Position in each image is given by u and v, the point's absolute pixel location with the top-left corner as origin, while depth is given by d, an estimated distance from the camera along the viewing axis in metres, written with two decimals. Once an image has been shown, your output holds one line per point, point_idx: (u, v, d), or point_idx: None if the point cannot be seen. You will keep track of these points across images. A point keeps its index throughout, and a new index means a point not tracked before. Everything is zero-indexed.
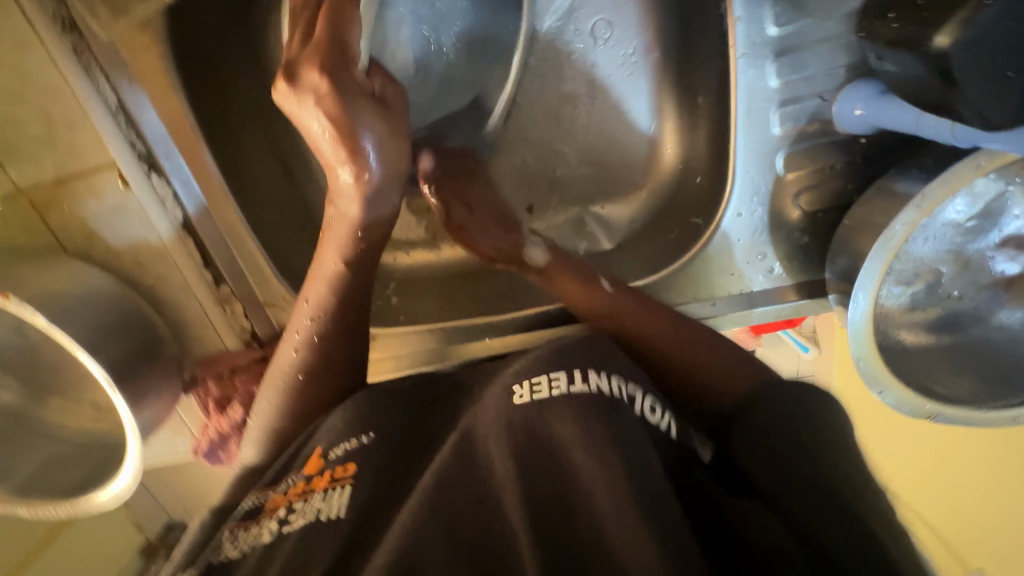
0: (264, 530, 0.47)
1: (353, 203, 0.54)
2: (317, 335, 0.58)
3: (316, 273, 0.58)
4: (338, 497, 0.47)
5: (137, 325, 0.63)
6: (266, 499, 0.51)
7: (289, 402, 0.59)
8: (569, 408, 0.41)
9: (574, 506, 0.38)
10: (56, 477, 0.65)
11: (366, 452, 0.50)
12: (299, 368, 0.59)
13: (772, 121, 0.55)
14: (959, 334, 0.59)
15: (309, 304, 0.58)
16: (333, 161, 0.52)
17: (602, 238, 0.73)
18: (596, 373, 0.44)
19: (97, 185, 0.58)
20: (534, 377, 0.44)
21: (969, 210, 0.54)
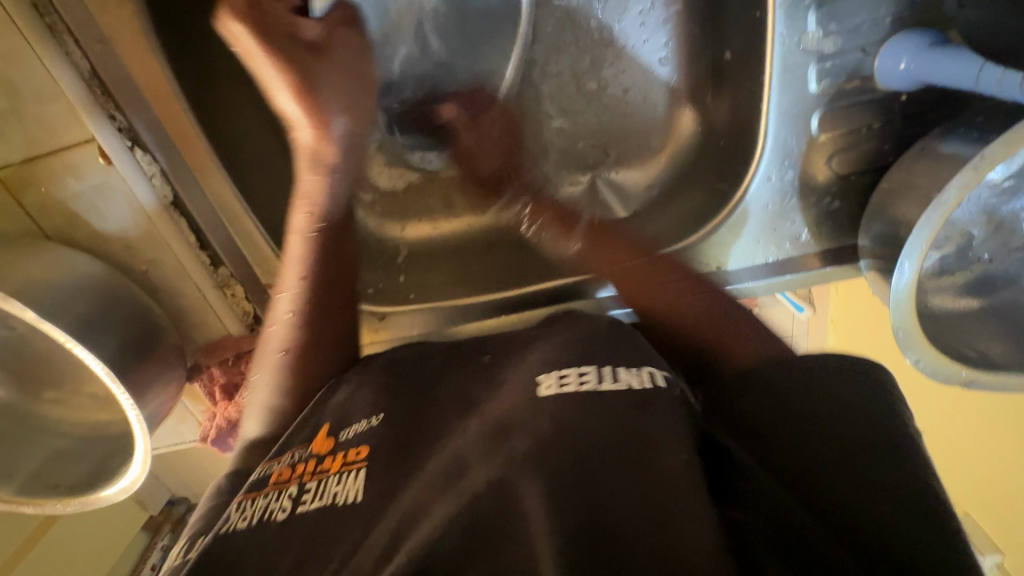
0: (275, 506, 0.42)
1: (316, 175, 0.55)
2: (294, 311, 0.55)
3: (289, 252, 0.55)
4: (353, 481, 0.42)
5: (132, 314, 0.59)
6: (271, 470, 0.46)
7: (278, 382, 0.54)
8: (592, 402, 0.40)
9: (601, 505, 0.34)
10: (57, 473, 0.63)
11: (379, 435, 0.45)
12: (282, 345, 0.55)
13: (809, 77, 0.52)
14: (992, 297, 0.58)
15: (284, 281, 0.55)
16: (294, 119, 0.53)
17: (616, 207, 0.71)
18: (625, 370, 0.43)
19: (78, 163, 0.54)
20: (563, 370, 0.43)
21: (1007, 169, 0.52)
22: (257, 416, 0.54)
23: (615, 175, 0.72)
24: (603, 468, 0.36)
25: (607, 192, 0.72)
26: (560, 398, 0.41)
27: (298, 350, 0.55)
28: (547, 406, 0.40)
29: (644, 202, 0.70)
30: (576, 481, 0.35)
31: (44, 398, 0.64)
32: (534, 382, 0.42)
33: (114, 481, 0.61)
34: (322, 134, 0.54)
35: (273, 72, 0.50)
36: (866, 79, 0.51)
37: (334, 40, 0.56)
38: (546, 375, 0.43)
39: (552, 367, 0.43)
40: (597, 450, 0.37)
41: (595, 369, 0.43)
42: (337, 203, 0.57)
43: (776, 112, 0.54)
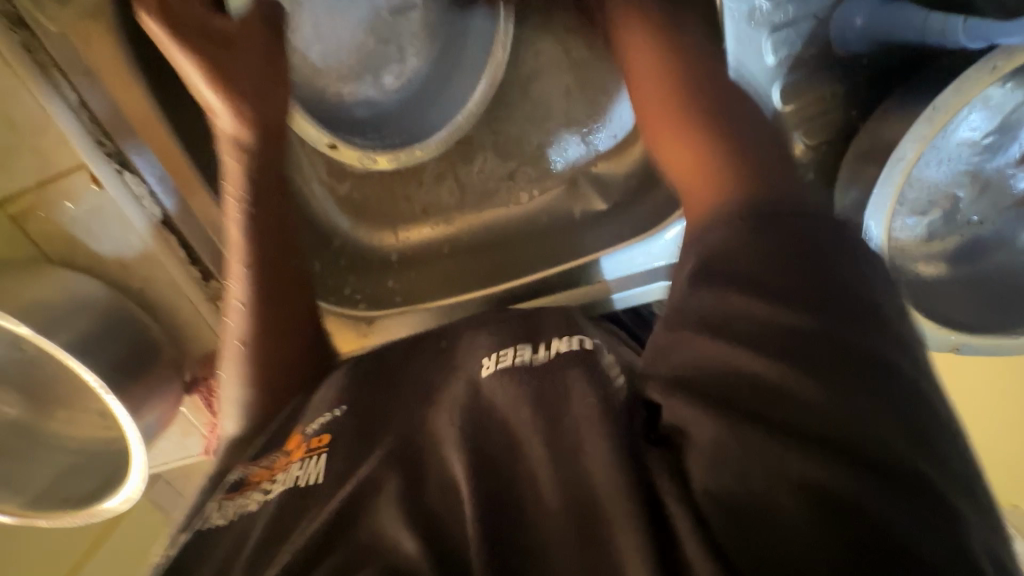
0: (249, 500, 0.44)
1: (236, 160, 0.54)
2: (245, 300, 0.56)
3: (229, 241, 0.55)
4: (315, 464, 0.44)
5: (129, 329, 0.62)
6: (250, 472, 0.48)
7: (239, 374, 0.56)
8: (519, 371, 0.42)
9: (516, 473, 0.38)
10: (69, 487, 0.67)
11: (342, 423, 0.47)
12: (239, 336, 0.56)
13: (766, 49, 0.51)
14: (983, 260, 0.56)
15: (232, 268, 0.56)
16: (217, 112, 0.52)
17: (596, 198, 0.72)
18: (559, 339, 0.45)
19: (72, 190, 0.57)
20: (501, 350, 0.45)
21: (985, 126, 0.50)
22: (232, 414, 0.56)
23: (594, 170, 0.72)
24: (523, 425, 0.39)
25: (588, 187, 0.72)
26: (495, 374, 0.43)
27: (256, 337, 0.56)
28: (486, 385, 0.43)
29: (623, 192, 0.71)
30: (504, 468, 0.38)
31: (55, 417, 0.68)
32: (473, 364, 0.45)
33: (117, 493, 0.64)
34: (244, 122, 0.54)
35: (182, 56, 0.49)
36: (824, 46, 0.51)
37: (252, 33, 0.55)
38: (488, 358, 0.45)
39: (495, 351, 0.46)
40: (518, 445, 0.39)
41: (534, 344, 0.45)
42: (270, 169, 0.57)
43: (737, 86, 0.52)
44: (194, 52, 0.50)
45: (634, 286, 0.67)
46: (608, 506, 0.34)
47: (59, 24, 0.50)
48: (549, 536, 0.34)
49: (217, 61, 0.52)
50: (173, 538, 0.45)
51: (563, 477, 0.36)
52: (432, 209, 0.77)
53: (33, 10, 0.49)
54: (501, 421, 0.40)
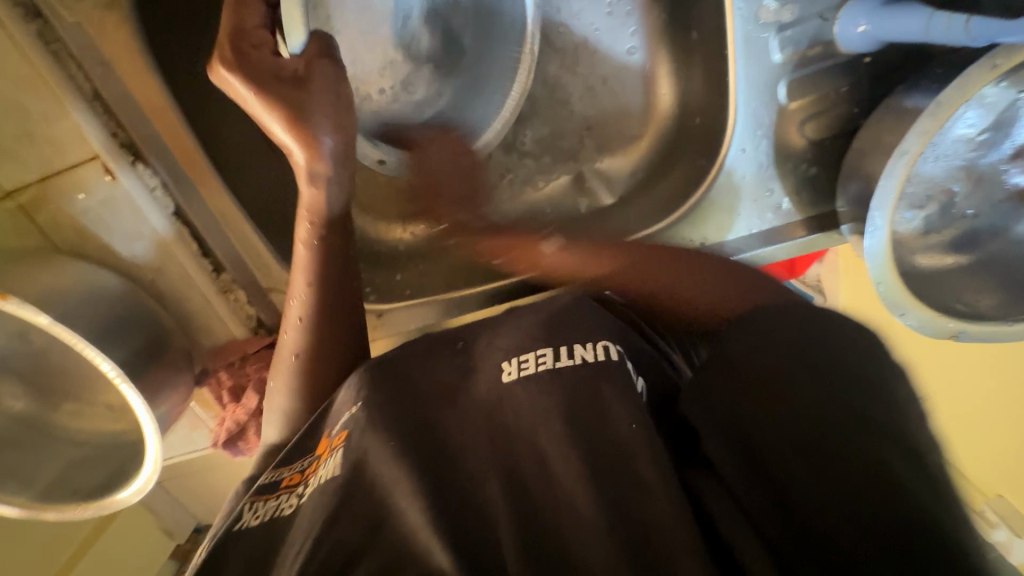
0: (283, 502, 0.46)
1: (316, 191, 0.56)
2: (303, 316, 0.57)
3: (297, 261, 0.58)
4: (333, 461, 0.46)
5: (141, 321, 0.62)
6: (280, 476, 0.49)
7: (290, 386, 0.57)
8: (551, 378, 0.44)
9: (552, 485, 0.39)
10: (79, 479, 0.67)
11: (357, 419, 0.47)
12: (294, 350, 0.58)
13: (772, 48, 0.54)
14: (978, 251, 0.58)
15: (295, 286, 0.58)
16: (291, 147, 0.54)
17: (601, 192, 0.73)
18: (582, 346, 0.46)
19: (81, 178, 0.56)
20: (522, 355, 0.47)
21: (980, 123, 0.52)
22: (275, 420, 0.58)
23: (600, 164, 0.73)
24: (555, 446, 0.40)
25: (594, 181, 0.73)
26: (517, 381, 0.45)
27: (309, 353, 0.57)
28: (507, 391, 0.45)
29: (628, 186, 0.72)
30: (541, 482, 0.40)
31: (62, 410, 0.67)
32: (498, 369, 0.47)
33: (129, 485, 0.64)
34: (315, 153, 0.54)
35: (239, 82, 0.51)
36: (829, 44, 0.53)
37: (318, 74, 0.54)
38: (509, 362, 0.47)
39: (515, 354, 0.48)
40: (546, 457, 0.40)
41: (553, 349, 0.47)
42: (338, 205, 0.58)
43: (742, 83, 0.55)
44: (268, 100, 0.52)
45: None
46: (670, 529, 0.35)
47: (76, 13, 0.52)
48: (569, 541, 0.37)
49: (291, 106, 0.53)
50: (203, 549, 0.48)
51: (591, 477, 0.38)
52: None
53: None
54: (528, 431, 0.42)
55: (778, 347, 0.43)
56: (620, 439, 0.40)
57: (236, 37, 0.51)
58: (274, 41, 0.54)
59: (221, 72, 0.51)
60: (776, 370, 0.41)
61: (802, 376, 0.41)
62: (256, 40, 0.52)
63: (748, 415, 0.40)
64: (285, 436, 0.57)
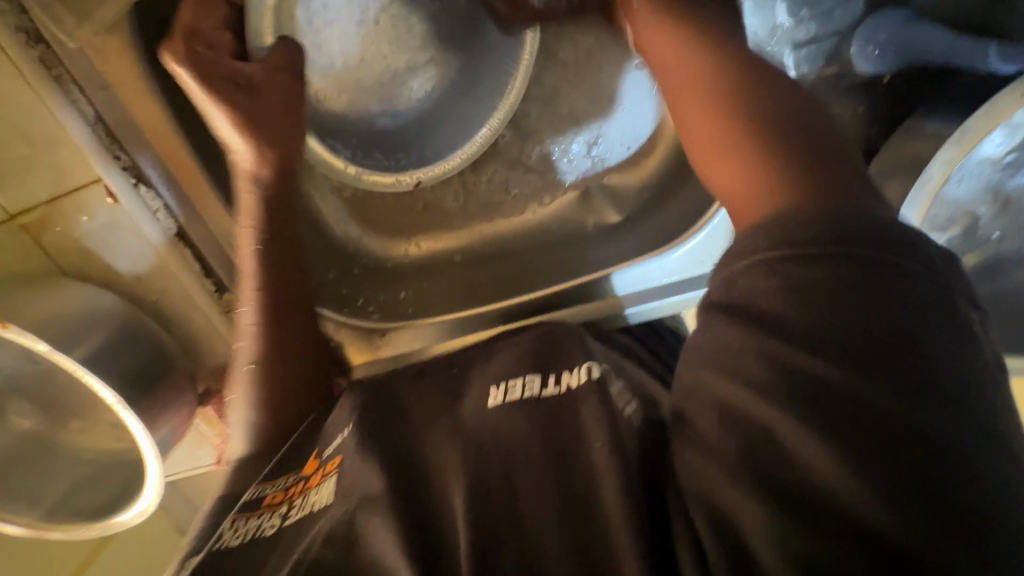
0: (265, 523, 0.45)
1: (250, 191, 0.56)
2: (255, 323, 0.57)
3: (243, 268, 0.57)
4: (326, 488, 0.45)
5: (144, 343, 0.62)
6: (264, 492, 0.49)
7: (251, 397, 0.57)
8: (533, 405, 0.45)
9: (517, 505, 0.39)
10: (82, 500, 0.66)
11: (346, 441, 0.47)
12: (249, 359, 0.57)
13: (785, 67, 0.52)
14: (1004, 277, 0.55)
15: (243, 294, 0.58)
16: (236, 147, 0.55)
17: (609, 210, 0.71)
18: (568, 371, 0.47)
19: (86, 203, 0.57)
20: (510, 380, 0.48)
21: (1007, 143, 0.49)
22: (240, 434, 0.58)
23: (608, 181, 0.71)
24: (529, 464, 0.41)
25: (601, 198, 0.72)
26: (502, 405, 0.46)
27: (264, 360, 0.57)
28: (495, 414, 0.46)
29: (637, 204, 0.70)
30: (506, 501, 0.40)
31: (68, 428, 0.68)
32: (485, 395, 0.48)
33: (130, 506, 0.64)
34: (260, 157, 0.56)
35: (188, 73, 0.51)
36: (845, 63, 0.51)
37: (270, 79, 0.56)
38: (496, 388, 0.49)
39: (502, 380, 0.49)
40: (515, 478, 0.41)
41: (539, 377, 0.48)
42: (279, 201, 0.58)
43: None
44: (219, 98, 0.53)
45: (653, 300, 0.64)
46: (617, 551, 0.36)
47: (76, 39, 0.51)
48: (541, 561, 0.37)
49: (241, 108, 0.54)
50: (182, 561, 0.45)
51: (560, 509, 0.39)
52: (433, 208, 0.76)
53: (48, 24, 0.50)
54: (497, 449, 0.43)
55: (842, 303, 0.32)
56: (590, 463, 0.40)
57: (190, 28, 0.51)
58: (234, 41, 0.56)
59: (173, 63, 0.51)
60: (844, 340, 0.32)
61: (874, 358, 0.31)
62: (212, 41, 0.53)
63: (823, 400, 0.32)
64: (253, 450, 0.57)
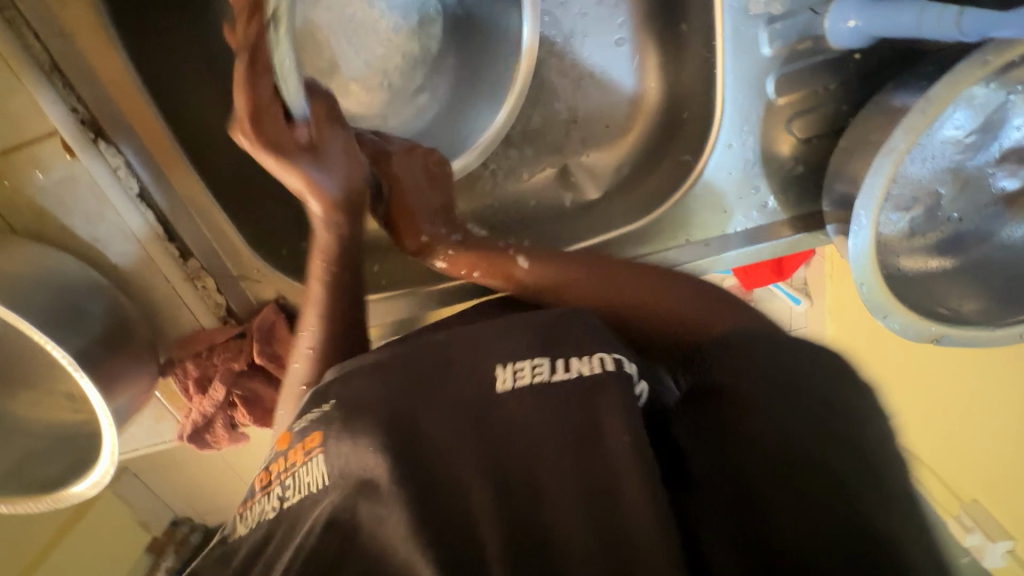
0: (264, 507, 0.43)
1: (317, 205, 0.54)
2: (313, 346, 0.56)
3: (309, 297, 0.57)
4: (318, 467, 0.40)
5: (101, 307, 0.59)
6: (255, 472, 0.45)
7: (293, 418, 0.55)
8: (541, 395, 0.40)
9: (539, 503, 0.37)
10: (31, 471, 0.63)
11: (332, 419, 0.42)
12: (305, 379, 0.55)
13: (761, 41, 0.52)
14: (963, 256, 0.57)
15: (306, 318, 0.56)
16: (301, 190, 0.53)
17: (587, 187, 0.71)
18: (580, 357, 0.42)
19: (39, 156, 0.53)
20: (517, 361, 0.42)
21: (969, 124, 0.51)
22: (277, 449, 0.55)
23: (587, 158, 0.71)
24: (550, 457, 0.38)
25: (579, 175, 0.71)
26: (509, 393, 0.41)
27: (319, 379, 0.55)
28: (496, 402, 0.41)
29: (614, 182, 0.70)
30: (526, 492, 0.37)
31: (19, 399, 0.65)
32: (487, 373, 0.42)
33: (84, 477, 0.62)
34: (328, 202, 0.55)
35: (243, 102, 0.46)
36: (818, 40, 0.52)
37: (326, 138, 0.54)
38: (503, 368, 0.43)
39: (508, 359, 0.43)
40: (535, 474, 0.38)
41: (550, 360, 0.42)
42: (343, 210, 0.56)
43: (731, 76, 0.54)
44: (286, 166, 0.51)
45: None
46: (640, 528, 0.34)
47: None
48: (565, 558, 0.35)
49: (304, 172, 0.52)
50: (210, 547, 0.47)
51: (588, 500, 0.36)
52: None
53: None
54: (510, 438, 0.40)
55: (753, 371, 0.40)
56: (612, 452, 0.37)
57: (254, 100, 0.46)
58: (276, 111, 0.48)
59: (247, 129, 0.48)
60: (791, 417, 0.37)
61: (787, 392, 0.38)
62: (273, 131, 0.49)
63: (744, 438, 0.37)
64: None
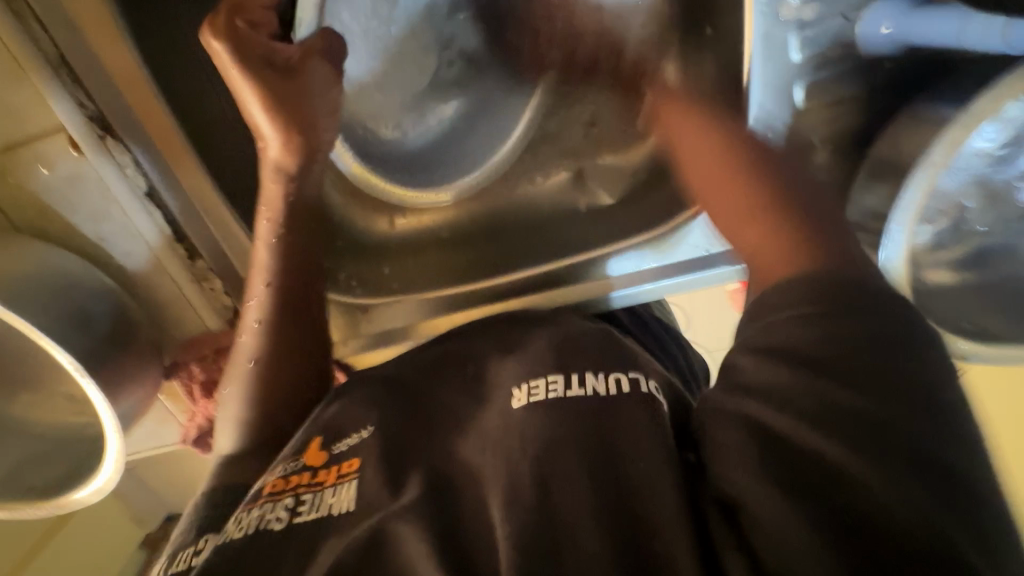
0: (273, 514, 0.41)
1: (277, 186, 0.53)
2: (260, 319, 0.55)
3: (255, 261, 0.54)
4: (347, 491, 0.42)
5: (107, 309, 0.57)
6: (266, 482, 0.45)
7: (244, 395, 0.55)
8: (558, 407, 0.41)
9: (552, 509, 0.36)
10: (32, 475, 0.62)
11: (370, 446, 0.44)
12: (251, 355, 0.55)
13: (791, 45, 0.50)
14: (989, 269, 0.56)
15: (253, 286, 0.55)
16: (260, 127, 0.51)
17: (602, 192, 0.70)
18: (593, 374, 0.43)
19: (46, 154, 0.52)
20: (533, 381, 0.44)
21: (998, 138, 0.50)
22: (229, 428, 0.55)
23: (602, 162, 0.70)
24: (569, 465, 0.37)
25: (594, 180, 0.70)
26: (526, 409, 0.42)
27: (267, 360, 0.55)
28: (516, 422, 0.42)
29: (631, 187, 0.69)
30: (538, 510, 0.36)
31: (19, 401, 0.63)
32: (506, 397, 0.44)
33: (88, 482, 0.60)
34: (288, 148, 0.52)
35: (223, 48, 0.47)
36: (850, 46, 0.50)
37: (307, 70, 0.52)
38: (519, 388, 0.45)
39: (525, 380, 0.45)
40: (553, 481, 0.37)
41: (564, 376, 0.44)
42: (302, 204, 0.55)
43: (757, 82, 0.52)
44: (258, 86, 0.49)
45: (646, 282, 0.64)
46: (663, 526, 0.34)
47: None
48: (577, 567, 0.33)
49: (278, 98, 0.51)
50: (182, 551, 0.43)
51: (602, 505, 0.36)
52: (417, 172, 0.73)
53: None
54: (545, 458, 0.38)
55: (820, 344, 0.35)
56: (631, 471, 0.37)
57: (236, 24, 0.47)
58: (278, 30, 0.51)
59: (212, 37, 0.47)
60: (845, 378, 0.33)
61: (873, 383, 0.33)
62: (255, 20, 0.49)
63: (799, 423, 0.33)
64: (240, 447, 0.54)
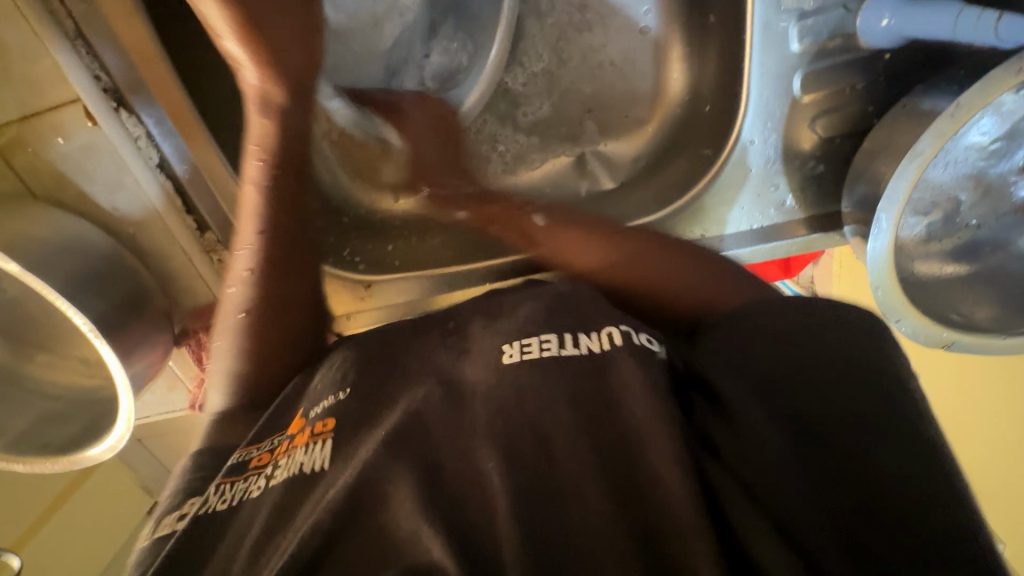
0: (251, 485, 0.44)
1: (264, 119, 0.53)
2: (253, 270, 0.55)
3: (245, 208, 0.54)
4: (320, 451, 0.44)
5: (121, 275, 0.60)
6: (250, 456, 0.47)
7: (232, 350, 0.55)
8: (555, 365, 0.42)
9: (557, 481, 0.36)
10: (49, 433, 0.65)
11: (347, 408, 0.46)
12: (242, 307, 0.55)
13: (791, 36, 0.52)
14: (978, 263, 0.57)
15: (244, 236, 0.55)
16: (238, 60, 0.51)
17: (604, 177, 0.71)
18: (586, 334, 0.44)
19: (61, 122, 0.54)
20: (524, 339, 0.45)
21: (994, 130, 0.51)
22: (218, 388, 0.56)
23: (603, 148, 0.71)
24: (563, 429, 0.38)
25: (596, 165, 0.71)
26: (518, 366, 0.43)
27: (256, 312, 0.55)
28: (508, 374, 0.42)
29: (630, 173, 0.70)
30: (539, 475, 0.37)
31: (37, 362, 0.66)
32: (496, 353, 0.45)
33: (101, 440, 0.63)
34: (269, 77, 0.52)
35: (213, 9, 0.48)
36: (849, 38, 0.51)
37: None
38: (510, 346, 0.45)
39: (516, 338, 0.45)
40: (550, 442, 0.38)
41: (557, 334, 0.44)
42: (293, 146, 0.55)
43: (756, 70, 0.53)
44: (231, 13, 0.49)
45: None
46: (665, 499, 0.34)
47: None
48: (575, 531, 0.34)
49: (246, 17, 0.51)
50: (166, 518, 0.45)
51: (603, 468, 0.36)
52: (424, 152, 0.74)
53: None
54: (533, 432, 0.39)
55: None
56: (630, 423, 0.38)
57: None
58: None
59: None
60: None
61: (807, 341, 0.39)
62: None
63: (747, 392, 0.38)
64: (230, 405, 0.54)
